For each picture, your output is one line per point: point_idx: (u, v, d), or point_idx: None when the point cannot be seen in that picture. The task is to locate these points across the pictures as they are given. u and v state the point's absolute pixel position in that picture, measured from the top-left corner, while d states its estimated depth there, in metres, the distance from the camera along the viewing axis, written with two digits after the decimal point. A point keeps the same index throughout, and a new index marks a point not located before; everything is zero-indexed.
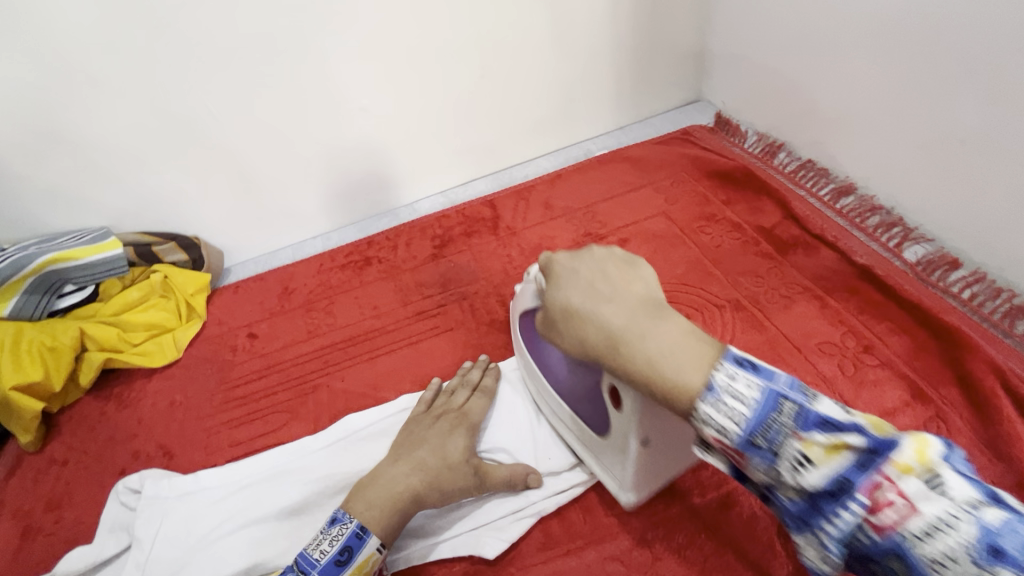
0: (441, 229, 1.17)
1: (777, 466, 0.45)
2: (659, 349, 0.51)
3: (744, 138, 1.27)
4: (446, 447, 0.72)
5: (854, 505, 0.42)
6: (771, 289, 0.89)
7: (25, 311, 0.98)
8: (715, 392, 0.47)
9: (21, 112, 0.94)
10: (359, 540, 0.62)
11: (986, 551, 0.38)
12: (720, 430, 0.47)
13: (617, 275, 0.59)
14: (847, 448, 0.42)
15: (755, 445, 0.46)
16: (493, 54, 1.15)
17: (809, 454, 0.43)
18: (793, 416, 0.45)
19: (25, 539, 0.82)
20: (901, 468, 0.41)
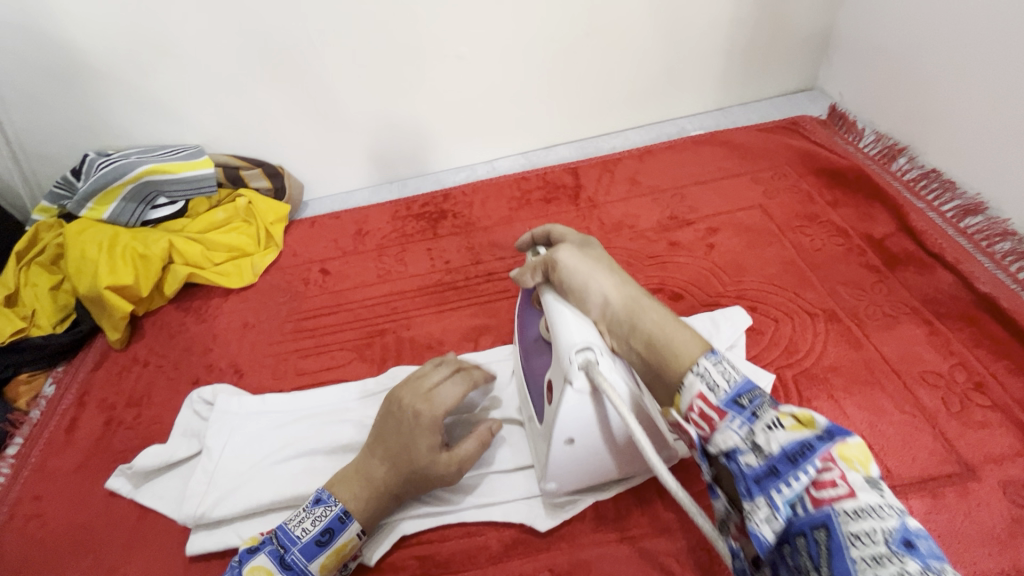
0: (520, 191, 1.14)
1: (750, 428, 0.47)
2: (659, 322, 0.59)
3: (859, 137, 1.16)
4: (417, 446, 0.65)
5: (805, 470, 0.43)
6: (873, 304, 0.82)
7: (121, 218, 1.03)
8: (717, 356, 0.53)
9: (137, 22, 0.96)
10: (342, 524, 0.63)
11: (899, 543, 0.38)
12: (711, 387, 0.51)
13: (613, 262, 0.67)
14: (815, 424, 0.44)
15: (740, 405, 0.49)
16: (601, 13, 1.08)
17: (783, 420, 0.46)
18: (771, 399, 0.48)
19: (107, 428, 0.88)
20: (845, 459, 0.42)
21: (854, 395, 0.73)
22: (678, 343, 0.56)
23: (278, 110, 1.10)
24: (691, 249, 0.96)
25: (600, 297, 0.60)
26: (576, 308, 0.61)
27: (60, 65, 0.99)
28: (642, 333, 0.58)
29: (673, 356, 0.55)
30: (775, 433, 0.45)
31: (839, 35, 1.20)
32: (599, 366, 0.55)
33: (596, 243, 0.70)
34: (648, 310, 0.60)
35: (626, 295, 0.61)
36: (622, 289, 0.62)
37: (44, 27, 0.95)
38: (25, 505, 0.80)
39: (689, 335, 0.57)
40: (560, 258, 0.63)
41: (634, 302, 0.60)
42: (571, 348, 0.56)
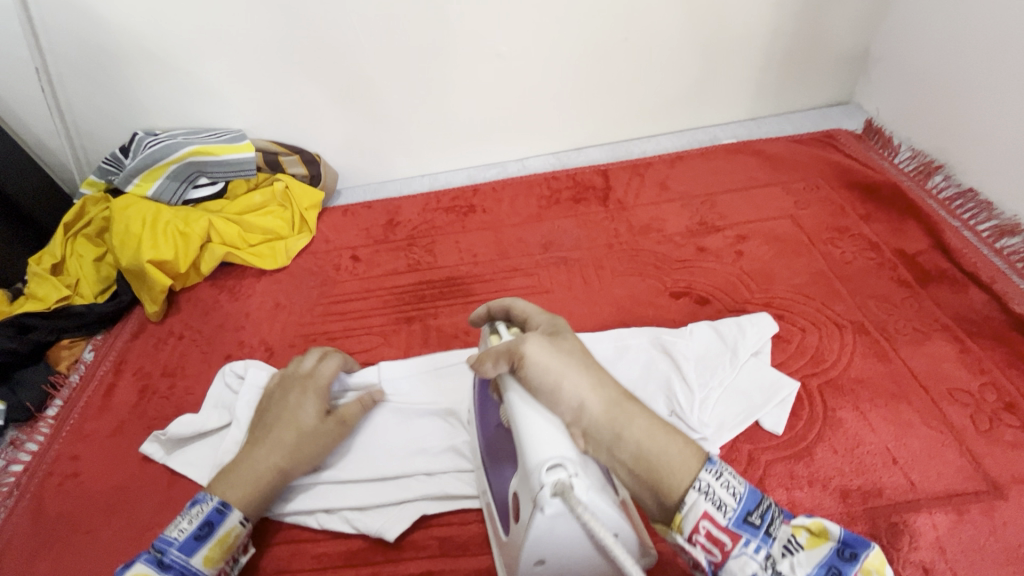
0: (549, 190, 1.15)
1: (770, 553, 0.49)
2: (642, 438, 0.54)
3: (895, 152, 1.15)
4: (298, 415, 0.69)
5: None
6: (903, 319, 0.82)
7: (164, 196, 1.07)
8: (716, 466, 0.51)
9: (191, 8, 0.99)
10: (220, 515, 0.63)
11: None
12: (720, 507, 0.50)
13: (579, 351, 0.59)
14: (831, 540, 0.49)
15: (751, 523, 0.49)
16: (642, 16, 1.09)
17: (800, 539, 0.49)
18: (780, 511, 0.51)
19: (143, 395, 0.91)
20: (868, 571, 0.47)
21: (881, 408, 0.72)
22: (672, 460, 0.53)
23: (318, 99, 1.13)
24: (720, 255, 0.96)
25: (577, 403, 0.54)
26: (550, 415, 0.54)
27: (115, 46, 1.02)
28: (628, 444, 0.54)
29: (667, 469, 0.52)
30: (793, 551, 0.49)
31: (878, 50, 1.19)
32: (576, 491, 0.49)
33: (564, 325, 0.63)
34: (633, 417, 0.55)
35: (606, 399, 0.55)
36: (597, 391, 0.56)
37: (103, 10, 0.98)
38: (62, 464, 0.84)
39: (677, 446, 0.54)
40: (529, 353, 0.55)
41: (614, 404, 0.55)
42: (542, 466, 0.49)
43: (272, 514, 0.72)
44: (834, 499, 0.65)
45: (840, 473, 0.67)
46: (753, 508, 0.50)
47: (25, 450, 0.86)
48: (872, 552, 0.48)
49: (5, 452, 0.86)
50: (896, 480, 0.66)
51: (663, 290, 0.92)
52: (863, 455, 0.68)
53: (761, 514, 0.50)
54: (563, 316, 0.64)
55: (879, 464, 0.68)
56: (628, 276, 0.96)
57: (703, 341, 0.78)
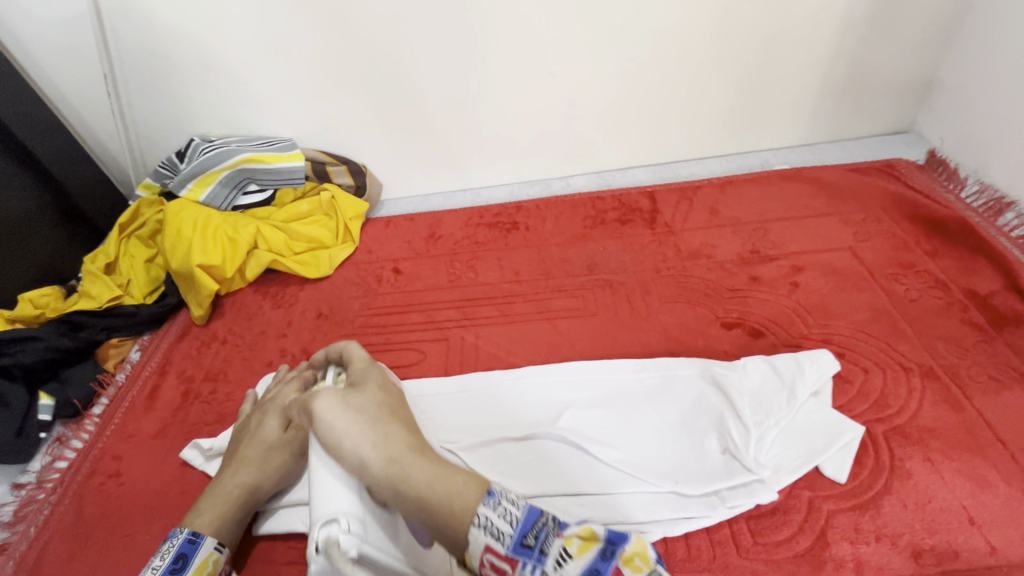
0: (594, 210, 1.13)
1: (544, 569, 0.48)
2: (427, 480, 0.55)
3: (961, 185, 1.09)
4: (261, 432, 0.71)
5: None
6: (976, 365, 0.77)
7: (215, 201, 1.09)
8: (495, 497, 0.53)
9: (253, 22, 1.01)
10: (193, 545, 0.63)
11: None
12: (498, 536, 0.51)
13: (374, 396, 0.61)
14: (596, 542, 0.50)
15: (526, 546, 0.50)
16: (698, 37, 1.07)
17: (568, 548, 0.50)
18: (554, 521, 0.52)
19: (186, 399, 0.92)
20: (626, 560, 0.49)
21: (953, 461, 0.68)
22: (453, 492, 0.54)
23: (368, 113, 1.14)
24: (774, 286, 0.93)
25: (357, 460, 0.54)
26: (338, 477, 0.54)
27: (176, 53, 1.04)
28: (412, 496, 0.54)
29: (450, 507, 0.53)
30: (563, 562, 0.49)
31: (944, 78, 1.14)
32: (342, 545, 0.48)
33: (377, 371, 0.65)
34: (415, 465, 0.56)
35: (388, 455, 0.55)
36: (383, 440, 0.56)
37: (168, 20, 1.01)
38: (105, 464, 0.85)
39: (462, 479, 0.55)
40: (315, 411, 0.56)
41: (399, 462, 0.55)
42: (319, 522, 0.50)
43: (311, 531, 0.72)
44: (904, 558, 0.61)
45: (910, 529, 0.63)
46: (528, 523, 0.51)
47: (70, 446, 0.88)
48: (641, 542, 0.51)
49: (51, 447, 0.87)
50: (973, 542, 0.62)
51: (713, 320, 0.89)
52: (936, 512, 0.64)
53: (543, 543, 0.50)
54: (382, 364, 0.67)
55: (954, 523, 0.63)
56: (676, 303, 0.93)
57: (758, 377, 0.75)
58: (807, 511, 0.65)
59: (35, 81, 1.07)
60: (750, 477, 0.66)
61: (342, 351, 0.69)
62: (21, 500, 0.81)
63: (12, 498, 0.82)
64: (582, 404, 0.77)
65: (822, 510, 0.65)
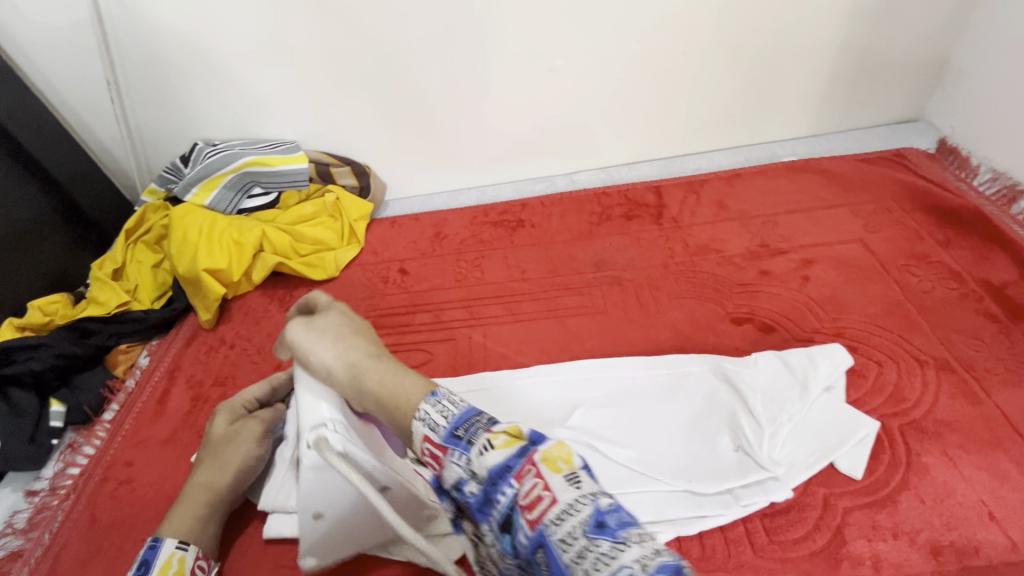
0: (600, 206, 1.13)
1: (467, 458, 0.53)
2: (384, 385, 0.62)
3: (973, 174, 1.07)
4: (211, 431, 0.73)
5: (509, 485, 0.50)
6: (993, 357, 0.76)
7: (220, 205, 1.09)
8: (438, 396, 0.58)
9: (254, 25, 1.01)
10: (153, 550, 0.62)
11: (593, 526, 0.44)
12: (432, 427, 0.56)
13: (339, 325, 0.65)
14: (519, 442, 0.52)
15: (456, 437, 0.54)
16: (703, 29, 1.06)
17: (494, 442, 0.52)
18: (487, 421, 0.55)
19: (195, 404, 0.92)
20: (550, 461, 0.50)
21: (972, 456, 0.67)
22: (403, 391, 0.61)
23: (372, 113, 1.13)
24: (784, 280, 0.91)
25: (323, 369, 0.62)
26: (307, 379, 0.63)
27: (178, 57, 1.04)
28: (370, 393, 0.62)
29: (397, 407, 0.61)
30: (484, 453, 0.51)
31: (955, 65, 1.12)
32: (330, 443, 0.56)
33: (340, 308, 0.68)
34: (370, 371, 0.62)
35: (348, 363, 0.62)
36: (341, 345, 0.63)
37: (171, 24, 1.00)
38: (117, 470, 0.85)
39: (414, 381, 0.63)
40: (289, 333, 0.64)
41: (354, 368, 0.62)
42: (308, 425, 0.58)
43: None
44: (924, 555, 0.60)
45: (929, 526, 0.62)
46: (467, 415, 0.55)
47: (82, 453, 0.88)
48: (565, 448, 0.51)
49: (64, 454, 0.88)
50: (993, 537, 0.61)
51: (723, 315, 0.88)
52: (955, 507, 0.63)
53: (473, 438, 0.53)
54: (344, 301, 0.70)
55: (973, 519, 0.62)
56: (685, 298, 0.92)
57: (770, 373, 0.74)
58: (823, 508, 0.65)
59: (39, 89, 1.07)
60: (774, 473, 0.66)
61: (304, 301, 0.69)
62: (35, 506, 0.82)
63: (27, 505, 0.83)
64: (593, 403, 0.76)
65: (838, 508, 0.64)
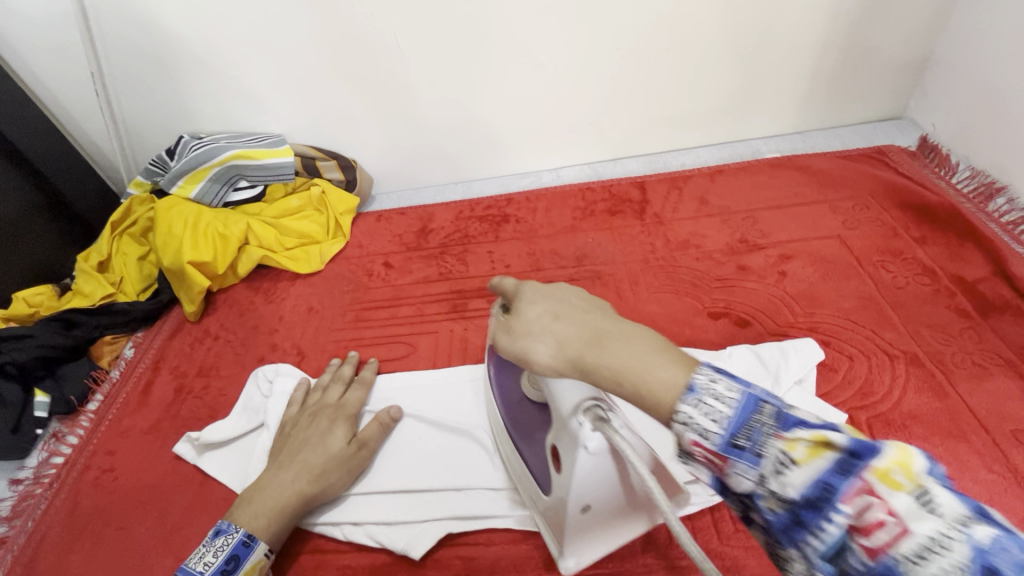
0: (584, 201, 1.13)
1: (760, 471, 0.36)
2: (618, 370, 0.44)
3: (952, 171, 1.09)
4: (325, 442, 0.72)
5: (837, 516, 0.33)
6: (961, 351, 0.78)
7: (206, 198, 1.09)
8: (695, 393, 0.40)
9: (240, 18, 1.01)
10: (247, 548, 0.63)
11: (981, 572, 0.28)
12: (701, 433, 0.39)
13: (531, 300, 0.52)
14: (832, 451, 0.34)
15: (737, 446, 0.38)
16: (687, 26, 1.06)
17: (791, 454, 0.35)
18: (774, 418, 0.37)
19: (179, 394, 0.93)
20: (885, 477, 0.32)
21: (936, 448, 0.69)
22: (661, 378, 0.41)
23: (358, 106, 1.13)
24: (762, 275, 0.93)
25: (546, 368, 0.49)
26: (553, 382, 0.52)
27: (162, 49, 1.04)
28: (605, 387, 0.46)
29: (643, 390, 0.42)
30: (784, 470, 0.35)
31: (938, 61, 1.13)
32: (610, 424, 0.50)
33: (531, 287, 0.53)
34: (596, 361, 0.45)
35: (569, 356, 0.48)
36: (551, 327, 0.49)
37: (156, 17, 1.00)
38: (100, 459, 0.86)
39: (662, 365, 0.42)
40: (495, 342, 0.54)
41: (578, 362, 0.47)
42: (575, 406, 0.51)
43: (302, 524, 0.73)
44: None
45: None
46: (766, 393, 0.39)
47: (66, 442, 0.89)
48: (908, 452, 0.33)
49: (48, 444, 0.89)
50: None
51: (701, 310, 0.89)
52: None
53: (777, 440, 0.36)
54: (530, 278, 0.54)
55: None
56: (664, 293, 0.93)
57: (742, 365, 0.75)
58: None
59: (25, 81, 1.07)
60: None
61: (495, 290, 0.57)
62: (19, 495, 0.83)
63: (11, 493, 0.84)
64: None
65: None
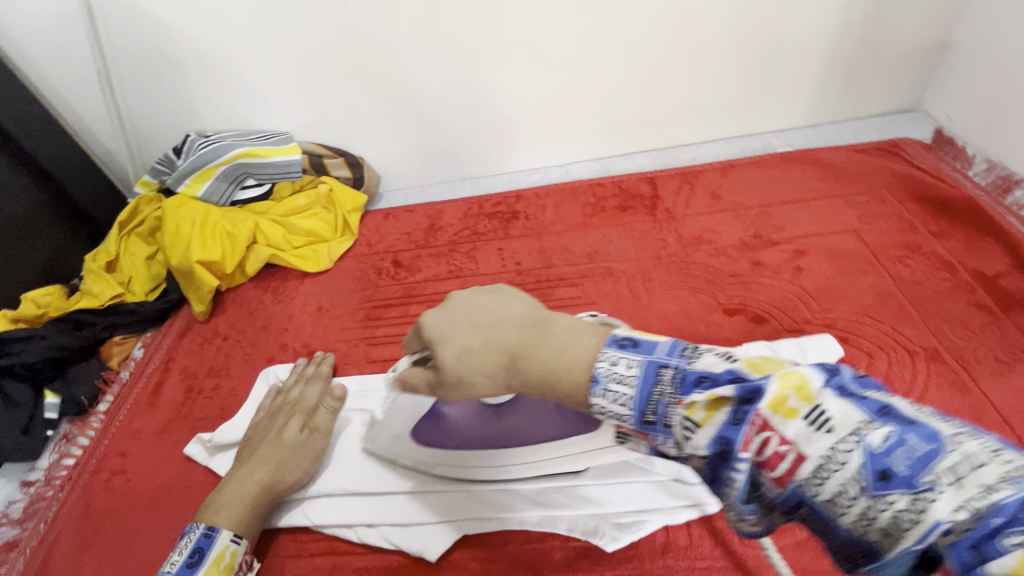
0: (595, 197, 1.12)
1: (676, 439, 0.40)
2: (542, 360, 0.45)
3: (969, 164, 1.07)
4: (280, 433, 0.74)
5: (742, 462, 0.36)
6: (983, 347, 0.77)
7: (213, 197, 1.08)
8: (600, 383, 0.43)
9: (244, 14, 1.00)
10: (209, 539, 0.63)
11: (876, 479, 0.32)
12: (619, 416, 0.43)
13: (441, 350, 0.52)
14: (727, 404, 0.37)
15: (650, 423, 0.41)
16: (697, 19, 1.05)
17: (693, 417, 0.38)
18: (674, 385, 0.40)
19: (189, 395, 0.93)
20: (777, 409, 0.35)
21: None
22: (576, 356, 0.45)
23: (366, 103, 1.12)
24: (776, 271, 0.91)
25: (483, 384, 0.50)
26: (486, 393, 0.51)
27: (168, 46, 1.03)
28: (533, 384, 0.47)
29: (559, 379, 0.45)
30: (693, 434, 0.38)
31: (954, 51, 1.10)
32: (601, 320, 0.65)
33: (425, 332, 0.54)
34: (527, 359, 0.46)
35: (505, 368, 0.48)
36: (467, 359, 0.50)
37: (161, 15, 0.99)
38: (111, 460, 0.86)
39: (574, 344, 0.45)
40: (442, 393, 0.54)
41: (512, 367, 0.48)
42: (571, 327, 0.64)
43: (315, 525, 0.72)
44: None
45: None
46: (664, 360, 0.41)
47: (77, 444, 0.88)
48: (797, 372, 0.36)
49: (58, 445, 0.88)
50: None
51: (715, 306, 0.88)
52: None
53: (691, 396, 0.39)
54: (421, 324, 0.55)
55: None
56: (678, 290, 0.92)
57: None
58: None
59: (31, 81, 1.06)
60: None
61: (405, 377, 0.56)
62: (30, 497, 0.83)
63: (22, 495, 0.83)
64: None
65: None
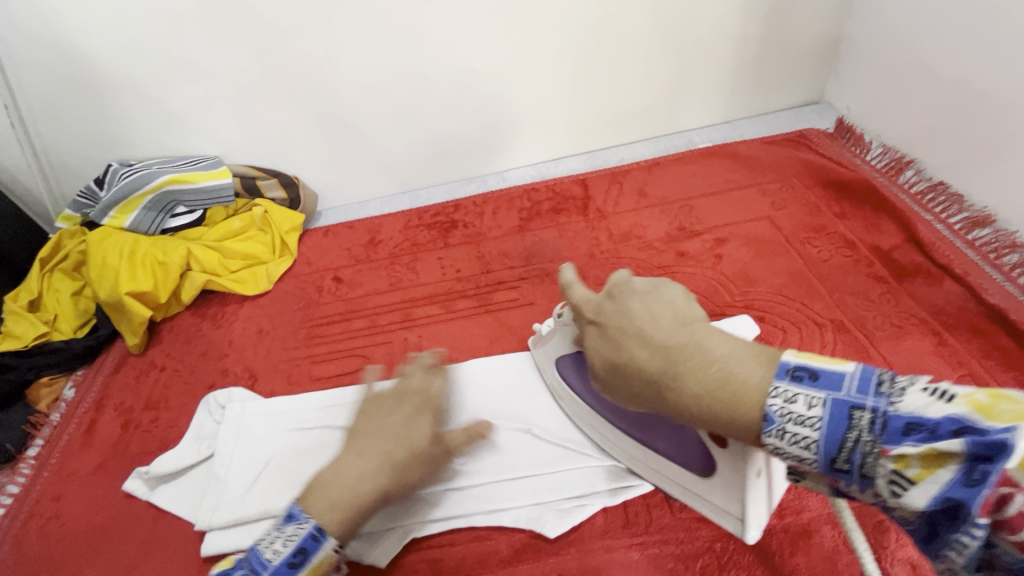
0: (529, 202, 1.16)
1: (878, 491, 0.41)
2: (705, 386, 0.47)
3: (867, 150, 1.16)
4: (413, 434, 0.64)
5: (975, 527, 0.37)
6: (882, 315, 0.84)
7: (141, 226, 1.06)
8: (776, 423, 0.43)
9: (163, 39, 0.99)
10: (316, 543, 0.58)
11: None
12: (798, 458, 0.44)
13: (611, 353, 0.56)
14: (953, 460, 0.37)
15: (843, 471, 0.42)
16: (612, 26, 1.11)
17: (907, 472, 0.39)
18: (873, 431, 0.40)
19: (126, 430, 0.90)
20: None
21: None
22: (742, 389, 0.45)
23: (296, 122, 1.12)
24: (700, 260, 0.97)
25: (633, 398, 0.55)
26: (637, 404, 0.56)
27: (81, 74, 1.01)
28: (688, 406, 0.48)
29: (720, 408, 0.46)
30: (903, 488, 0.39)
31: (848, 46, 1.20)
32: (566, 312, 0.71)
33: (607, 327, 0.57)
34: (688, 381, 0.48)
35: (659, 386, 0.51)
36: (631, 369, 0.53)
37: (73, 43, 0.97)
38: (45, 505, 0.82)
39: (747, 369, 0.46)
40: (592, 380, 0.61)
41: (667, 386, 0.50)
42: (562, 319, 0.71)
43: None
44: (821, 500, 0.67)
45: None
46: (859, 401, 0.41)
47: (6, 492, 0.85)
48: None
49: None
50: None
51: None
52: None
53: (902, 449, 0.39)
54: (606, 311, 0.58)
55: None
56: None
57: None
58: None
59: None
60: None
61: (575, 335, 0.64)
62: None
63: None
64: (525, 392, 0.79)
65: None
